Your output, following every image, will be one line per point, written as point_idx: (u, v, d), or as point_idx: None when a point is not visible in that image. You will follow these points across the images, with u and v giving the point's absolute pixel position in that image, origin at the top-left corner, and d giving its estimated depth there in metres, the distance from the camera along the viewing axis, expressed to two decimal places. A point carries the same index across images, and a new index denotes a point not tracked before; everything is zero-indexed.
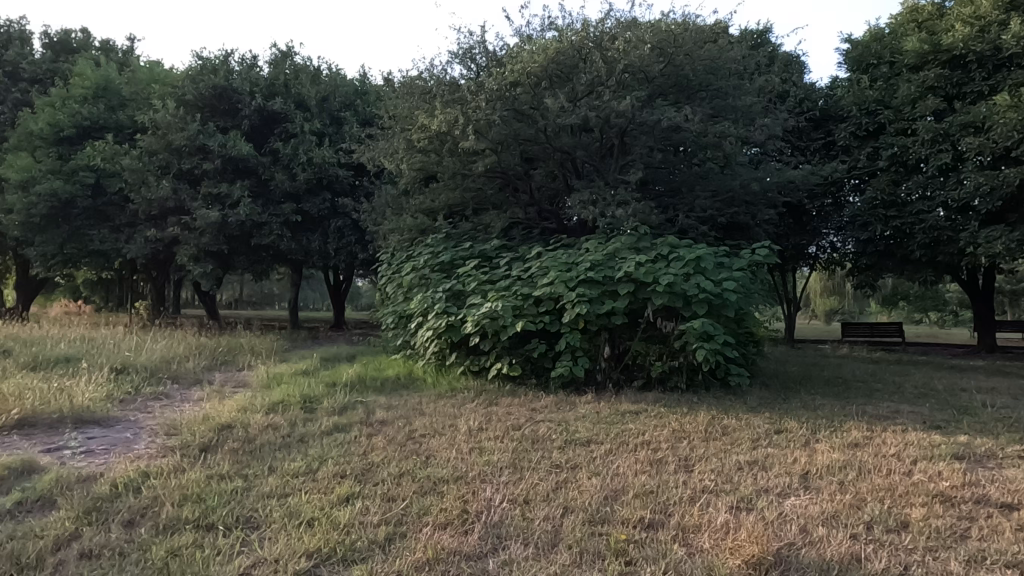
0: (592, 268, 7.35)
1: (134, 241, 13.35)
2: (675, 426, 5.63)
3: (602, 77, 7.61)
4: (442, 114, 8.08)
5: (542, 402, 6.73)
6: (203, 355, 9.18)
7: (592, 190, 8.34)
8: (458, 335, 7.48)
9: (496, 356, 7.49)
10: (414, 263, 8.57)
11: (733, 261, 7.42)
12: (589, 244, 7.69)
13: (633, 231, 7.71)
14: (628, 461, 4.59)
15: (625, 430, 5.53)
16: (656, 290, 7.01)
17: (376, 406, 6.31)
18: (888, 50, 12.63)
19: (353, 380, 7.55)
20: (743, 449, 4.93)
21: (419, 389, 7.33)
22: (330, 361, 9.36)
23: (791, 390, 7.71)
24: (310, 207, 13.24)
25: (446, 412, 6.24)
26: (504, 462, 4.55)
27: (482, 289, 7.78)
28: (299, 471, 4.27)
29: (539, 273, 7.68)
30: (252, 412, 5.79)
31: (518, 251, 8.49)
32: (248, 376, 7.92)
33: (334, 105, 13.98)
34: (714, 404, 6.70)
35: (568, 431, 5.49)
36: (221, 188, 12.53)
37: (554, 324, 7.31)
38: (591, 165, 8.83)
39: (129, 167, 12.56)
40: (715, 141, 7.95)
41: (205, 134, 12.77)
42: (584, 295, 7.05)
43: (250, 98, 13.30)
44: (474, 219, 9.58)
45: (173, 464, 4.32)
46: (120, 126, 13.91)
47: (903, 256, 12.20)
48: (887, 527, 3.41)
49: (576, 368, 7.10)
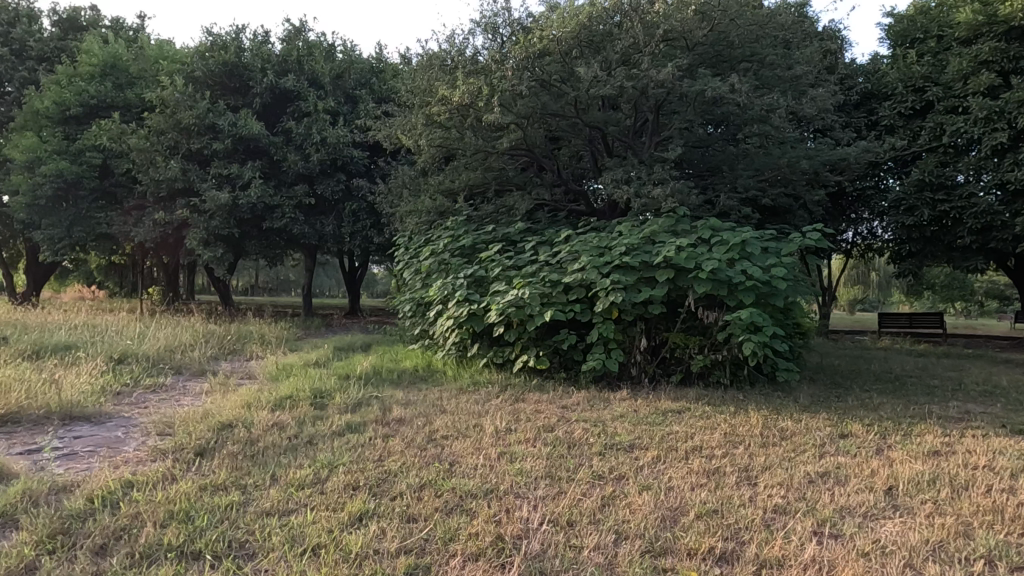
0: (627, 253, 6.76)
1: (142, 224, 12.88)
2: (726, 429, 5.05)
3: (639, 43, 6.95)
4: (464, 84, 7.46)
5: (573, 399, 6.16)
6: (210, 345, 8.69)
7: (625, 168, 7.72)
8: (481, 324, 6.92)
9: (522, 348, 6.93)
10: (433, 247, 8.03)
11: (782, 245, 6.79)
12: (623, 227, 7.10)
13: (671, 214, 7.10)
14: (681, 471, 4.01)
15: (670, 433, 4.94)
16: (698, 276, 6.40)
17: (393, 402, 5.76)
18: (936, 24, 11.85)
19: (368, 373, 7.02)
20: (810, 459, 4.34)
21: (439, 383, 6.78)
22: (343, 351, 8.84)
23: (842, 386, 7.09)
24: (324, 189, 12.70)
25: (470, 409, 5.69)
26: (539, 471, 3.98)
27: (506, 275, 7.22)
28: (306, 481, 3.73)
29: (568, 257, 7.10)
30: (256, 409, 5.26)
31: (545, 235, 7.90)
32: (257, 367, 7.42)
33: (349, 83, 13.38)
34: (763, 403, 6.11)
35: (606, 434, 4.91)
36: (231, 169, 12.04)
37: (585, 314, 6.73)
38: (625, 142, 8.20)
39: (136, 147, 12.06)
40: (762, 114, 7.28)
41: (215, 113, 12.34)
42: (618, 282, 6.46)
43: (261, 75, 12.73)
44: (496, 201, 8.99)
45: (162, 472, 3.79)
46: (129, 105, 13.40)
47: (949, 243, 11.50)
48: (1012, 565, 2.81)
49: (609, 361, 6.52)
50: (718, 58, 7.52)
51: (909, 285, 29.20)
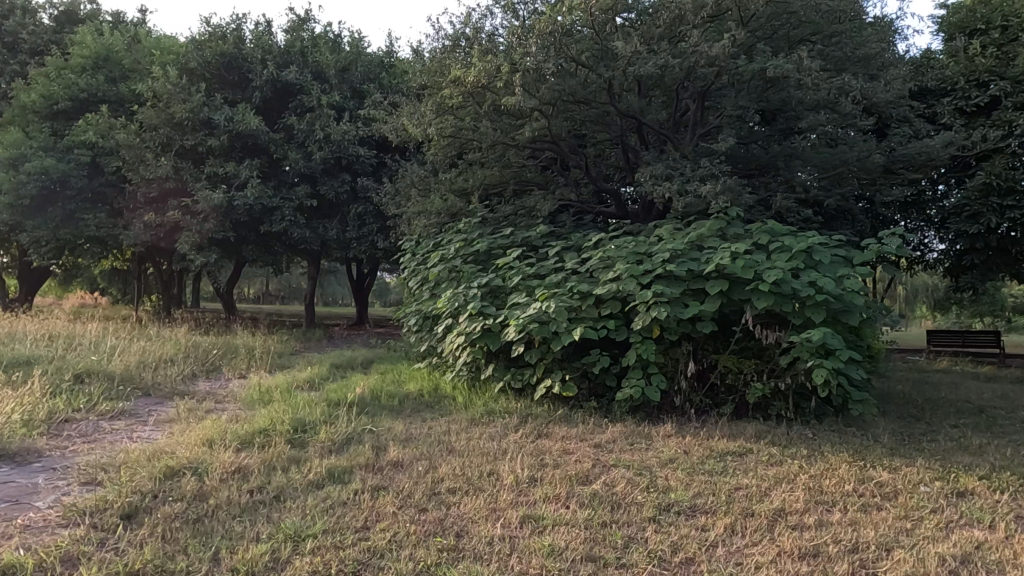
0: (670, 260, 5.75)
1: (132, 226, 11.96)
2: (808, 483, 3.98)
3: (686, 14, 5.93)
4: (481, 62, 6.45)
5: (607, 436, 5.12)
6: (191, 361, 7.70)
7: (665, 163, 6.68)
8: (497, 342, 5.90)
9: (545, 371, 5.87)
10: (443, 252, 7.02)
11: (853, 253, 5.76)
12: (665, 231, 6.07)
13: (721, 216, 6.07)
14: (769, 554, 2.96)
15: (740, 488, 3.89)
16: (758, 289, 5.38)
17: (389, 439, 4.74)
18: (1000, 12, 10.67)
19: (363, 398, 5.99)
20: (933, 532, 3.26)
21: (447, 412, 5.76)
22: (340, 369, 7.84)
23: (922, 420, 5.98)
24: (327, 190, 11.74)
25: (482, 448, 4.67)
26: (580, 551, 2.95)
27: (527, 284, 6.20)
28: (257, 567, 2.72)
29: (601, 265, 6.07)
30: (219, 448, 4.26)
31: (571, 239, 6.90)
32: (238, 390, 6.43)
33: (356, 76, 12.43)
34: (839, 443, 5.04)
35: (657, 488, 3.87)
36: (227, 168, 11.14)
37: (621, 332, 5.70)
38: (663, 134, 7.17)
39: (125, 143, 11.17)
40: (828, 100, 6.23)
41: (211, 107, 11.43)
42: (662, 294, 5.42)
43: (261, 67, 11.79)
44: (516, 202, 7.98)
45: (62, 551, 2.78)
46: (121, 100, 12.48)
47: (1019, 254, 10.30)
48: None
49: (650, 389, 5.48)
50: (776, 35, 6.47)
51: (938, 299, 27.98)
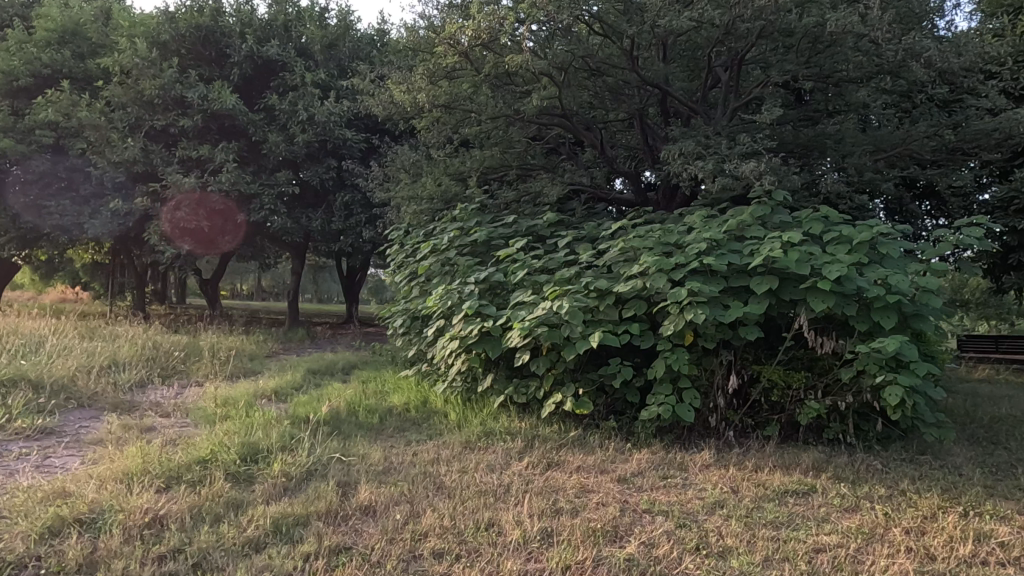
0: (706, 251, 4.80)
1: (98, 214, 10.94)
2: (909, 543, 3.02)
3: None
4: (483, 14, 5.44)
5: (632, 467, 4.16)
6: (146, 366, 6.71)
7: (694, 140, 5.72)
8: (497, 348, 4.93)
9: (554, 383, 4.91)
10: (435, 243, 6.05)
11: (923, 246, 4.83)
12: (697, 217, 5.12)
13: (764, 201, 5.11)
14: None
15: (820, 552, 2.93)
16: (816, 287, 4.43)
17: (362, 471, 3.80)
18: None
19: (337, 414, 5.03)
20: None
21: (437, 433, 4.80)
22: (316, 376, 6.88)
23: (1000, 445, 5.04)
24: (310, 177, 10.77)
25: (479, 485, 3.72)
26: None
27: (534, 280, 5.25)
28: None
29: (622, 257, 5.12)
30: (137, 488, 3.28)
31: (584, 229, 5.94)
32: (191, 401, 5.45)
33: (343, 53, 11.47)
34: (919, 478, 4.09)
35: (712, 550, 2.92)
36: (201, 151, 10.18)
37: (646, 338, 4.75)
38: (690, 107, 6.22)
39: (88, 123, 10.14)
40: (891, 63, 5.28)
41: (185, 85, 10.43)
42: (699, 291, 4.47)
43: (240, 41, 10.79)
44: (520, 187, 7.01)
45: None
46: (88, 76, 11.41)
47: None
48: None
49: (682, 408, 4.53)
50: None
51: None
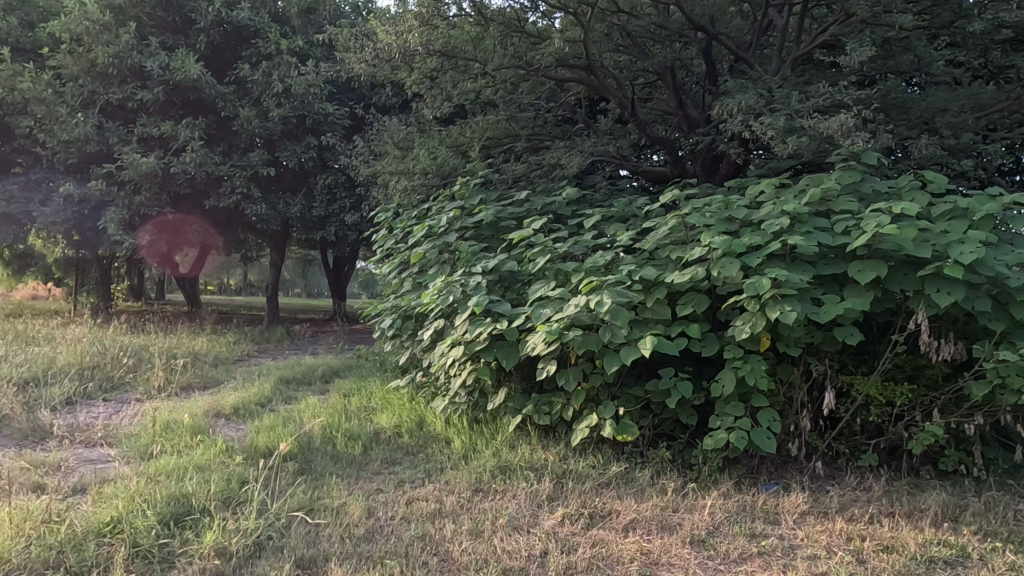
0: (785, 229, 3.68)
1: (47, 201, 9.70)
2: None
3: None
4: None
5: (705, 520, 3.06)
6: (81, 376, 5.52)
7: (752, 92, 4.60)
8: (513, 356, 3.80)
9: (587, 402, 3.79)
10: (431, 225, 4.92)
11: None
12: (768, 185, 3.99)
13: (852, 166, 3.99)
14: None
15: None
16: (940, 275, 3.32)
17: (336, 537, 2.70)
18: None
19: (308, 442, 3.89)
20: None
21: (439, 469, 3.68)
22: (289, 386, 5.75)
23: None
24: (288, 157, 9.65)
25: (502, 557, 2.62)
26: None
27: (559, 268, 4.12)
28: None
29: (673, 237, 3.98)
30: None
31: (614, 206, 4.83)
32: (125, 426, 4.30)
33: (323, 18, 10.36)
34: None
35: None
36: (163, 128, 9.00)
37: (710, 343, 3.62)
38: (741, 57, 5.10)
39: (34, 96, 8.90)
40: None
41: (145, 54, 9.21)
42: (786, 280, 3.34)
43: (208, 4, 9.59)
44: (531, 158, 5.89)
45: None
46: (36, 46, 10.15)
47: None
48: None
49: (760, 435, 3.42)
50: None
51: None
